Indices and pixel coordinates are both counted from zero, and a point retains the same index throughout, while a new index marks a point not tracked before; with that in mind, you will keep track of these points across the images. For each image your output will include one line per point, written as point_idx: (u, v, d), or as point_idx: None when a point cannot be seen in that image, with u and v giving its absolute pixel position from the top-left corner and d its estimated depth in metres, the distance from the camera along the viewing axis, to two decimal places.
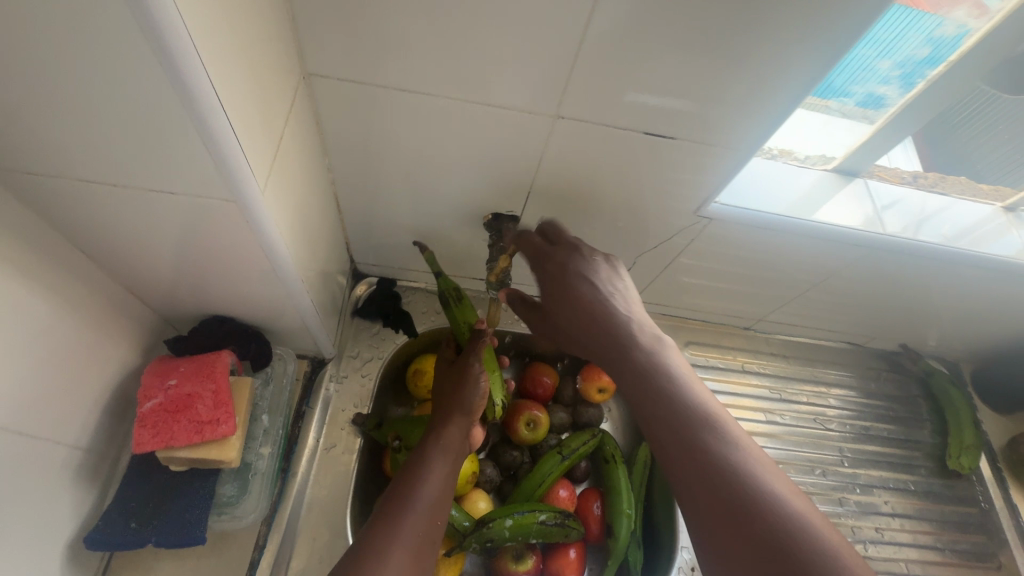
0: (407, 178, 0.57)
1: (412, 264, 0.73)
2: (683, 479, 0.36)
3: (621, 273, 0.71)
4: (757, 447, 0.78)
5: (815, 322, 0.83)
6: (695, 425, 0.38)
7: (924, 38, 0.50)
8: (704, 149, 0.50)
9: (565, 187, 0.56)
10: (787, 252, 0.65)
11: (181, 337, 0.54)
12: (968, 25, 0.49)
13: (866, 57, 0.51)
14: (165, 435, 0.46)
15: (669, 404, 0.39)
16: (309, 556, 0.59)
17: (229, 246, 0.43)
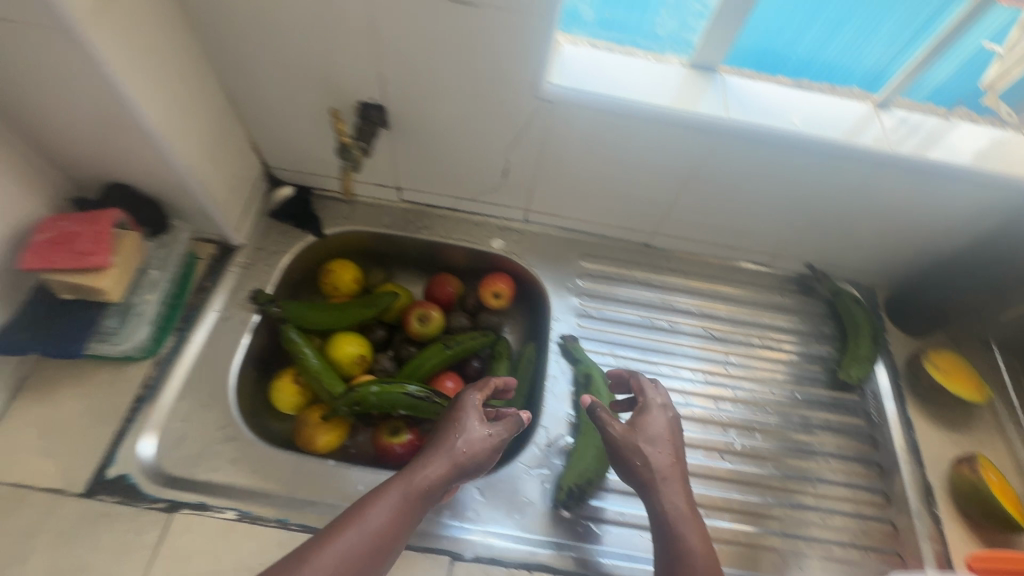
0: (278, 69, 0.65)
1: (318, 169, 0.81)
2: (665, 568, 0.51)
3: (502, 175, 0.77)
4: (642, 350, 0.80)
5: (710, 236, 0.84)
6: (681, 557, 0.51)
7: None
8: (515, 18, 0.55)
9: (409, 68, 0.62)
10: (642, 141, 0.68)
11: (89, 201, 0.65)
12: None
13: None
14: (46, 259, 0.56)
15: (660, 519, 0.53)
16: (193, 400, 0.67)
17: (91, 94, 0.52)
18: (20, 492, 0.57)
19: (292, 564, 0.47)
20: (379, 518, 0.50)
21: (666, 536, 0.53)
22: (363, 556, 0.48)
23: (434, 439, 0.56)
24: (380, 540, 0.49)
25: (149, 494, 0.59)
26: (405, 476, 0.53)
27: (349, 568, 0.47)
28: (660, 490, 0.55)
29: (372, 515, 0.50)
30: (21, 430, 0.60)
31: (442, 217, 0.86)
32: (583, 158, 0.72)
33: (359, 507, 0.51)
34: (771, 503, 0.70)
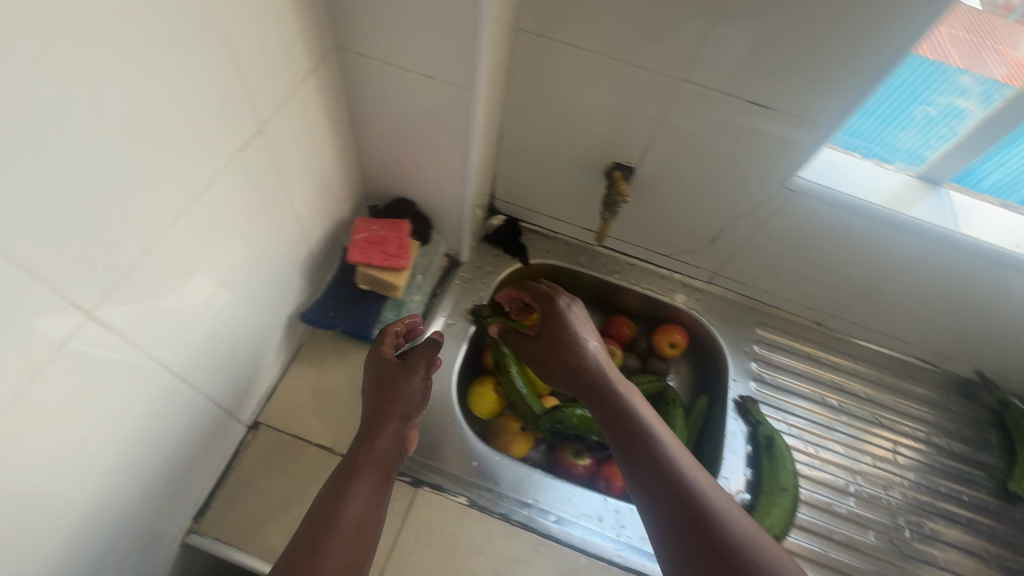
0: (554, 126, 0.76)
1: (537, 206, 0.92)
2: (654, 492, 0.51)
3: (709, 241, 0.85)
4: (811, 424, 0.84)
5: (885, 326, 0.90)
6: (670, 486, 0.51)
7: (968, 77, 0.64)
8: (794, 121, 0.64)
9: (676, 144, 0.71)
10: (860, 235, 0.75)
11: (379, 208, 0.77)
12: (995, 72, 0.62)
13: (928, 86, 0.65)
14: (366, 256, 0.68)
15: (647, 446, 0.54)
16: (425, 392, 0.77)
17: (442, 133, 0.64)
18: (300, 443, 0.68)
19: (330, 528, 0.51)
20: (366, 504, 0.55)
21: (646, 455, 0.54)
22: (363, 529, 0.53)
23: (371, 406, 0.62)
24: (368, 518, 0.54)
25: (396, 467, 0.69)
26: (378, 452, 0.59)
27: (362, 542, 0.52)
28: (637, 420, 0.58)
29: (358, 500, 0.54)
30: (299, 390, 0.71)
31: (632, 265, 0.95)
32: (796, 240, 0.79)
33: (353, 479, 0.56)
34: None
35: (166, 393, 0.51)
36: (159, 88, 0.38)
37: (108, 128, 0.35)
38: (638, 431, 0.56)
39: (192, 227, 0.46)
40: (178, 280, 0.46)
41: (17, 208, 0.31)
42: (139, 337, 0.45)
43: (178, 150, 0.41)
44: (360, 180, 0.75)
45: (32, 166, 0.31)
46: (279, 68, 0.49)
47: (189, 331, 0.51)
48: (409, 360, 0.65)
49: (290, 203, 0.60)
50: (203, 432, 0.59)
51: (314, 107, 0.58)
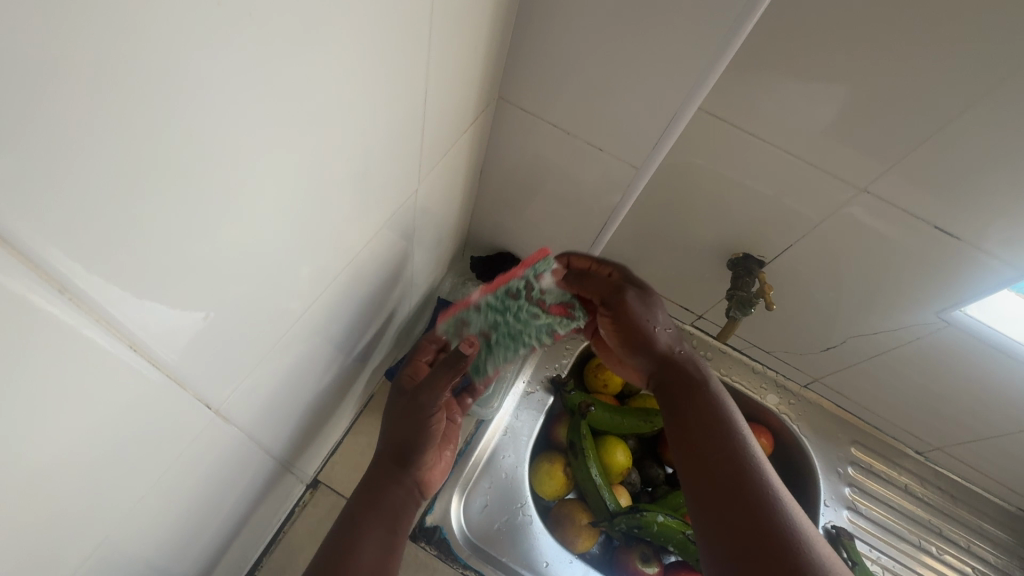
0: (685, 206, 0.69)
1: (634, 275, 0.85)
2: (737, 502, 0.45)
3: (823, 348, 0.77)
4: (905, 567, 0.77)
5: (1000, 474, 0.80)
6: (761, 500, 0.45)
7: None
8: (978, 256, 0.57)
9: (824, 249, 0.64)
10: (1007, 381, 0.67)
11: (481, 260, 0.71)
12: None
13: None
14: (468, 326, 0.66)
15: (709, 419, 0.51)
16: (497, 467, 0.69)
17: (583, 203, 0.57)
18: None
19: None
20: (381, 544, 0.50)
21: (717, 454, 0.48)
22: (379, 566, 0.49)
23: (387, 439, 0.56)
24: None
25: (461, 558, 0.62)
26: (387, 491, 0.53)
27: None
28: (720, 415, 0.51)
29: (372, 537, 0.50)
30: (365, 448, 0.64)
31: (723, 353, 0.87)
32: (926, 369, 0.71)
33: (366, 516, 0.51)
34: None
35: (251, 461, 0.44)
36: (359, 144, 0.32)
37: (306, 188, 0.29)
38: (705, 413, 0.51)
39: (327, 294, 0.40)
40: (297, 347, 0.40)
41: (215, 271, 0.26)
42: (242, 419, 0.38)
43: (346, 210, 0.35)
44: (466, 227, 0.69)
45: (238, 224, 0.25)
46: (449, 121, 0.43)
47: (289, 394, 0.45)
48: (426, 393, 0.56)
49: (407, 257, 0.54)
50: (268, 494, 0.52)
51: (457, 158, 0.52)
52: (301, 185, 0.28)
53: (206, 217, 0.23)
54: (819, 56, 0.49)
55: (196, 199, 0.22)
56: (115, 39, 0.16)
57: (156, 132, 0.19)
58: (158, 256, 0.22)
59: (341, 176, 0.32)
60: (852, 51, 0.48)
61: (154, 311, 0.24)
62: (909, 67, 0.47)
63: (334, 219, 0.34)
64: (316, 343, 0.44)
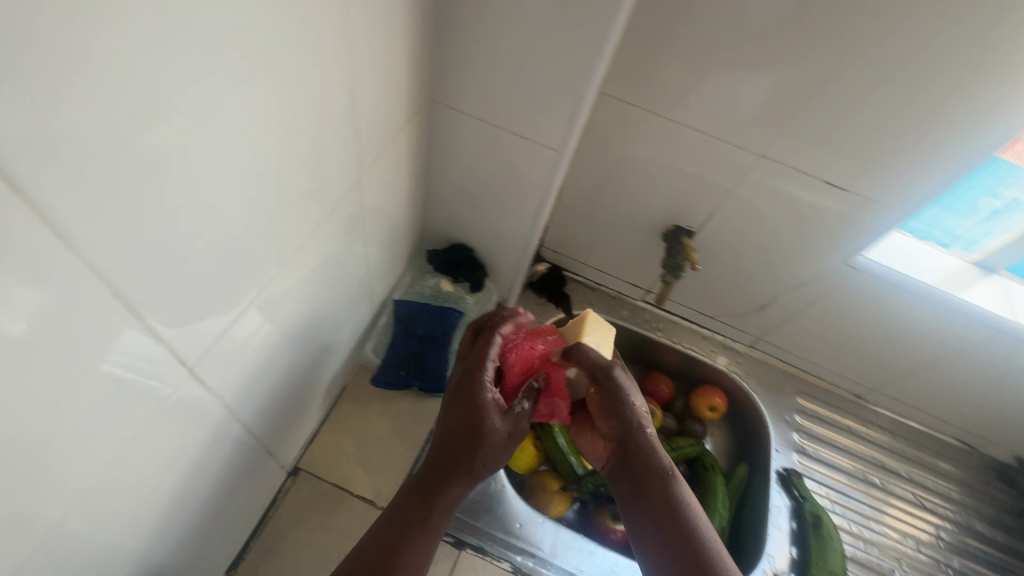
0: (618, 187, 0.76)
1: (585, 259, 0.92)
2: (656, 537, 0.52)
3: (759, 307, 0.84)
4: (842, 496, 0.83)
5: (930, 407, 0.89)
6: (676, 540, 0.51)
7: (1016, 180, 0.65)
8: (870, 205, 0.65)
9: (741, 214, 0.72)
10: (917, 317, 0.75)
11: (437, 252, 0.76)
12: None
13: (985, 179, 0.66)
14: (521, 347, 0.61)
15: (642, 467, 0.56)
16: None
17: (520, 188, 0.64)
18: (341, 493, 0.65)
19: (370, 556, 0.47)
20: (415, 551, 0.48)
21: (646, 500, 0.54)
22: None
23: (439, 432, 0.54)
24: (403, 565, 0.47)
25: None
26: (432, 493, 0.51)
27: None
28: (655, 462, 0.56)
29: (406, 546, 0.48)
30: (342, 435, 0.69)
31: (673, 323, 0.95)
32: (846, 315, 0.79)
33: (399, 531, 0.49)
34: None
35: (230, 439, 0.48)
36: (292, 137, 0.37)
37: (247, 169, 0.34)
38: (637, 457, 0.57)
39: (276, 280, 0.44)
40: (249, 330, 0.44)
41: (163, 241, 0.30)
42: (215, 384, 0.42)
43: (293, 198, 0.41)
44: (420, 223, 0.75)
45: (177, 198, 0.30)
46: (384, 119, 0.49)
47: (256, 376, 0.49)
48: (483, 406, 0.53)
49: (362, 248, 0.59)
50: (251, 477, 0.57)
51: (399, 155, 0.58)
52: (242, 171, 0.34)
53: (128, 199, 0.27)
54: (707, 39, 0.57)
55: (132, 167, 0.26)
56: (44, 44, 0.20)
57: (74, 119, 0.23)
58: (98, 228, 0.26)
59: (277, 164, 0.37)
60: (730, 35, 0.56)
61: (34, 303, 0.24)
62: (781, 41, 0.55)
63: (278, 204, 0.40)
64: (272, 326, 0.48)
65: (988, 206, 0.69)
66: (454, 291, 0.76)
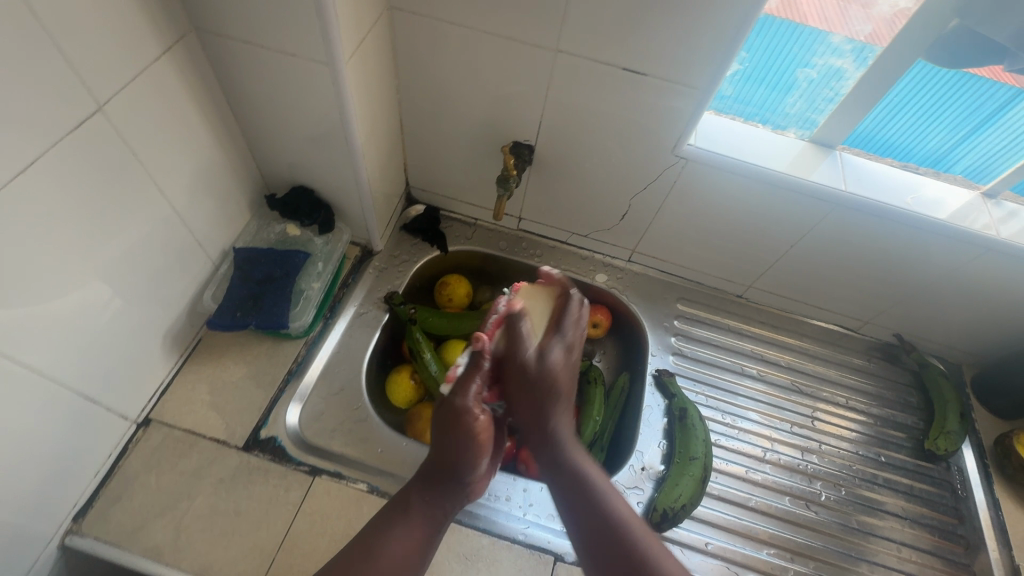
0: (449, 108, 0.75)
1: (453, 193, 0.92)
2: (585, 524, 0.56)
3: (620, 217, 0.85)
4: (767, 405, 0.85)
5: (805, 296, 0.89)
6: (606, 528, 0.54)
7: (822, 43, 0.65)
8: (676, 88, 0.64)
9: (566, 117, 0.71)
10: (759, 201, 0.75)
11: (276, 197, 0.76)
12: (847, 35, 0.64)
13: (793, 49, 0.66)
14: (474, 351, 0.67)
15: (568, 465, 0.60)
16: (332, 380, 0.75)
17: (321, 114, 0.63)
18: (192, 438, 0.66)
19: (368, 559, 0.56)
20: (407, 536, 0.57)
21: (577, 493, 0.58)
22: (402, 561, 0.56)
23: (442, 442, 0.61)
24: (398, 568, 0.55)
25: (295, 457, 0.67)
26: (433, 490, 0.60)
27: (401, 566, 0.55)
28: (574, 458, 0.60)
29: (397, 534, 0.57)
30: (195, 385, 0.69)
31: (552, 247, 0.95)
32: (698, 212, 0.79)
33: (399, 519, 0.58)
34: (862, 560, 0.73)
35: (21, 383, 0.49)
36: None
37: None
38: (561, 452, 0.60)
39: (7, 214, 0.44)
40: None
41: None
42: None
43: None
44: (255, 169, 0.74)
45: None
46: (122, 46, 0.49)
47: (37, 320, 0.49)
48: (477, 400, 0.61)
49: (158, 189, 0.59)
50: (80, 427, 0.58)
51: (176, 90, 0.57)
52: None
53: None
54: None
55: None
56: None
57: None
58: None
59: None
60: None
61: None
62: None
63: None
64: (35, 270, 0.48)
65: (806, 77, 0.69)
66: (302, 235, 0.77)
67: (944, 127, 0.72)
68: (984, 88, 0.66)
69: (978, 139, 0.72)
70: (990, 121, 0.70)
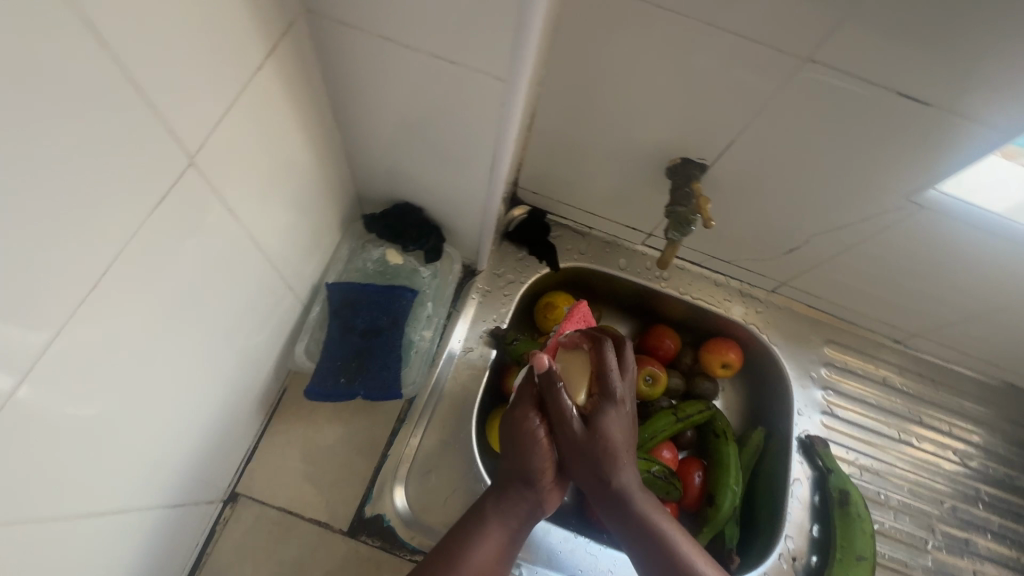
0: (606, 109, 0.57)
1: (571, 199, 0.75)
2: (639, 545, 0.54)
3: (785, 250, 0.69)
4: (923, 480, 0.74)
5: (983, 352, 0.75)
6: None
7: None
8: (956, 125, 0.46)
9: (771, 141, 0.54)
10: (988, 260, 0.59)
11: (376, 216, 0.60)
12: None
13: None
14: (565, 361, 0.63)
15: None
16: (439, 441, 0.64)
17: (464, 134, 0.45)
18: (289, 519, 0.55)
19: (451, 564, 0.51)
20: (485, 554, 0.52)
21: (654, 543, 0.53)
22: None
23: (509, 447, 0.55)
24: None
25: (408, 543, 0.57)
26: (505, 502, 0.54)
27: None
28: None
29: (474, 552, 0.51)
30: (286, 449, 0.58)
31: (680, 269, 0.79)
32: (896, 260, 0.63)
33: (471, 536, 0.53)
34: None
35: (109, 518, 0.38)
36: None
37: None
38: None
39: (76, 350, 0.29)
40: (47, 428, 0.30)
41: None
42: (33, 485, 0.30)
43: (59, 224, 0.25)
44: (350, 179, 0.58)
45: None
46: (215, 56, 0.31)
47: (127, 443, 0.37)
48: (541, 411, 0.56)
49: (255, 240, 0.44)
50: (169, 531, 0.47)
51: (284, 104, 0.40)
52: None
53: None
54: None
55: None
56: None
57: None
58: None
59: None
60: None
61: None
62: None
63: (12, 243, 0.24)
64: (115, 394, 0.34)
65: None
66: (404, 263, 0.62)
67: None
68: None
69: None
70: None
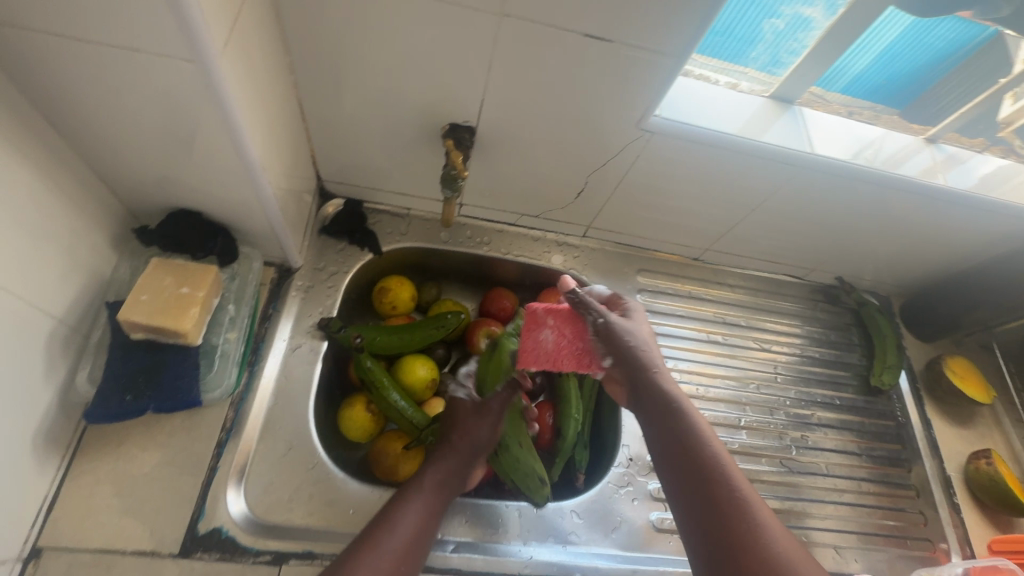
0: (365, 88, 0.62)
1: (378, 183, 0.77)
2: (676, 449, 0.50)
3: (575, 194, 0.76)
4: (734, 370, 0.85)
5: (759, 252, 0.89)
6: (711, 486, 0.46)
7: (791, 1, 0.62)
8: (640, 54, 0.55)
9: (513, 94, 0.60)
10: (724, 170, 0.70)
11: (150, 229, 0.58)
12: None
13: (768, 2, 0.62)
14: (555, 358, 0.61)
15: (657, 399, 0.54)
16: (274, 442, 0.63)
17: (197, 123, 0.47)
18: (108, 557, 0.52)
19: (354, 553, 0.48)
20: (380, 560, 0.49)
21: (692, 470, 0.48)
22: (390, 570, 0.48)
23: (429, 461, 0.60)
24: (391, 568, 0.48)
25: (250, 547, 0.56)
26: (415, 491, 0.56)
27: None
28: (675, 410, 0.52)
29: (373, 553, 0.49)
30: (95, 488, 0.55)
31: (501, 232, 0.84)
32: (660, 185, 0.73)
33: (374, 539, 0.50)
34: (813, 502, 0.77)
35: None
36: None
37: None
38: (715, 457, 0.48)
39: None
40: None
41: None
42: None
43: None
44: (111, 198, 0.56)
45: None
46: None
47: None
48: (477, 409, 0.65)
49: None
50: None
51: None
52: None
53: None
54: None
55: None
56: None
57: None
58: None
59: None
60: None
61: None
62: None
63: None
64: None
65: (772, 29, 0.65)
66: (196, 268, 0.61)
67: (867, 50, 0.69)
68: (945, 27, 0.66)
69: (893, 65, 0.71)
70: (943, 56, 0.70)
